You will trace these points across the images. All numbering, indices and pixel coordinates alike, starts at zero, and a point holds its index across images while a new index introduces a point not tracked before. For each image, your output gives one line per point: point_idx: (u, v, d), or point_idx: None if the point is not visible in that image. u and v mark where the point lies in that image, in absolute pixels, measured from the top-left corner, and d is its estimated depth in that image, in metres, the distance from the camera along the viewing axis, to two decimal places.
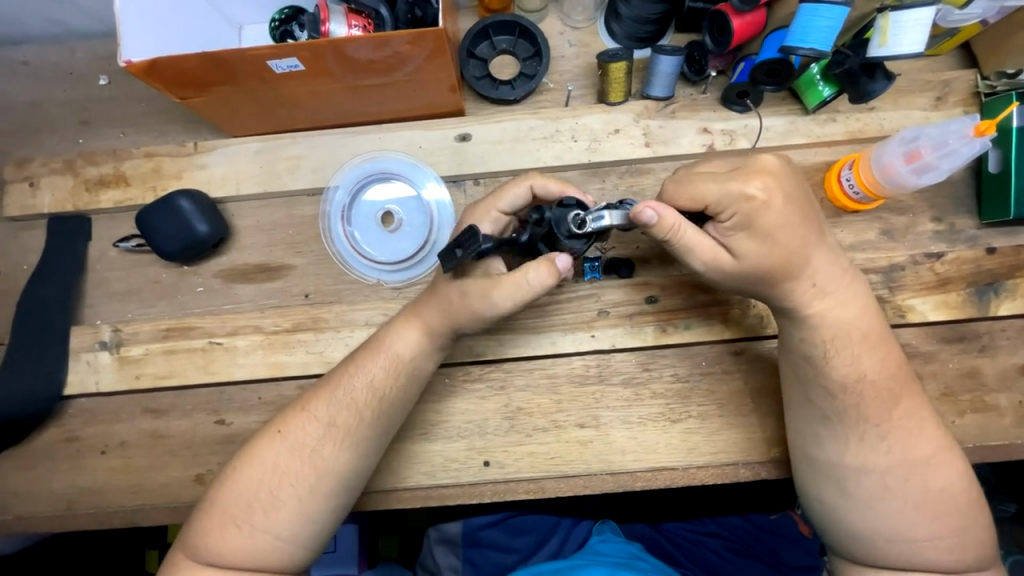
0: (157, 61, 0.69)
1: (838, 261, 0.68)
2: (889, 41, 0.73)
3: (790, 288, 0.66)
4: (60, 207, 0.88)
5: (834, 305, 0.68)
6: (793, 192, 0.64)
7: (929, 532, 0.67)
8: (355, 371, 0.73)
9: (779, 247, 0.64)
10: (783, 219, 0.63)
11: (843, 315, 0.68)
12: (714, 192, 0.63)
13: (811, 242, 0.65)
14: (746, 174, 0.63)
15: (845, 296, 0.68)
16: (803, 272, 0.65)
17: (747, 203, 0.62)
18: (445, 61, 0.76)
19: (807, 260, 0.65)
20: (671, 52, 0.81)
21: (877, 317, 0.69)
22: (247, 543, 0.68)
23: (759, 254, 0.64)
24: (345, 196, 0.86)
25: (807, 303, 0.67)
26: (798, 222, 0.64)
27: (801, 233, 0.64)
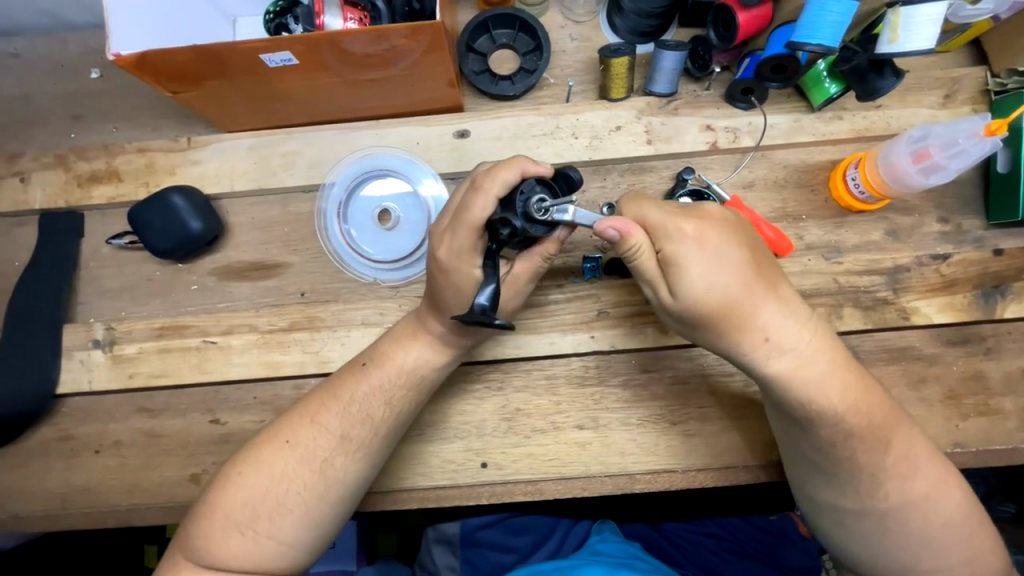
0: (148, 54, 0.67)
1: (793, 314, 0.63)
2: (900, 37, 0.71)
3: (735, 339, 0.63)
4: (52, 202, 0.86)
5: (797, 361, 0.63)
6: (732, 237, 0.62)
7: (936, 540, 0.66)
8: (369, 384, 0.72)
9: (716, 289, 0.60)
10: (720, 262, 0.61)
11: (808, 373, 0.63)
12: (654, 226, 0.62)
13: (754, 292, 0.62)
14: (686, 214, 0.63)
15: (807, 350, 0.63)
16: (748, 325, 0.62)
17: (676, 238, 0.61)
18: (443, 56, 0.75)
19: (748, 314, 0.62)
20: (675, 47, 0.78)
21: (849, 370, 0.65)
22: (250, 549, 0.67)
23: (696, 295, 0.61)
24: (341, 193, 0.85)
25: (763, 361, 0.63)
26: (742, 269, 0.61)
27: (740, 277, 0.61)
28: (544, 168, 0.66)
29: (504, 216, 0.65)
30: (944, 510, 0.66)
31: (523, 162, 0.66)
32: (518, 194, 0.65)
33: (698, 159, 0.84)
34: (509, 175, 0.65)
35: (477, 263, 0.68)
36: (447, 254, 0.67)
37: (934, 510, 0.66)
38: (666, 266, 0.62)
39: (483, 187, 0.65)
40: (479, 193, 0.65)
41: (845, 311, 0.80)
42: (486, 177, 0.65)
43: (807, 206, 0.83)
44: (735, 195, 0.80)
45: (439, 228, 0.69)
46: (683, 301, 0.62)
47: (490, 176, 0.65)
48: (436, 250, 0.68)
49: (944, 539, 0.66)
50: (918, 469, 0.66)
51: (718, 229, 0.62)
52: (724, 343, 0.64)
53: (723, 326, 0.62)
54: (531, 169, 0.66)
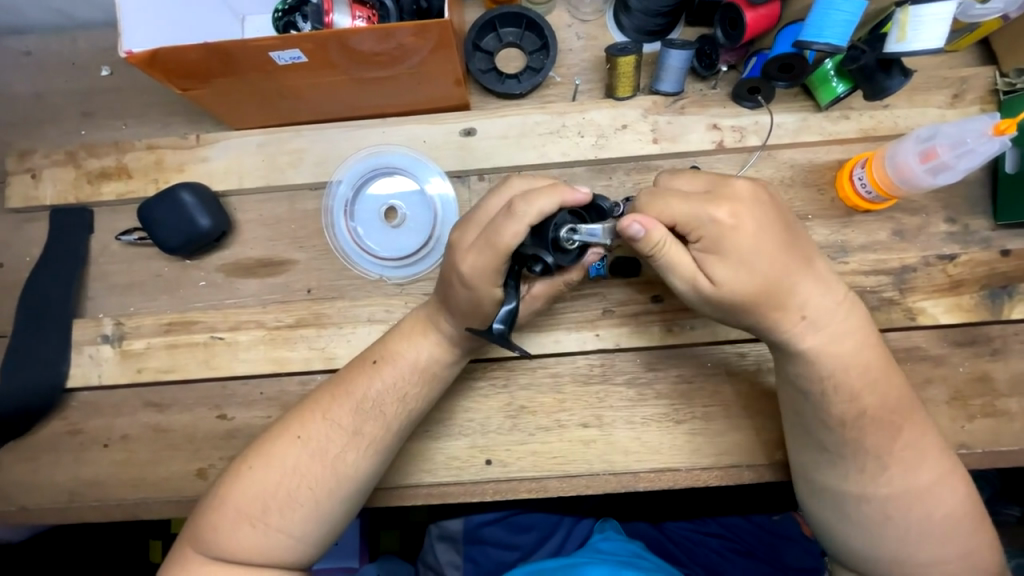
0: (159, 51, 0.68)
1: (830, 291, 0.64)
2: (908, 37, 0.71)
3: (777, 319, 0.63)
4: (62, 199, 0.87)
5: (830, 338, 0.64)
6: (763, 218, 0.61)
7: (930, 539, 0.66)
8: (381, 381, 0.72)
9: (759, 272, 0.61)
10: (753, 246, 0.60)
11: (838, 349, 0.64)
12: (686, 218, 0.61)
13: (792, 270, 0.62)
14: (717, 198, 0.61)
15: (840, 327, 0.64)
16: (789, 299, 0.62)
17: (714, 227, 0.60)
18: (450, 54, 0.75)
19: (791, 288, 0.62)
20: (682, 46, 0.79)
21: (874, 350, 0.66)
22: (260, 542, 0.68)
23: (736, 282, 0.61)
24: (348, 190, 0.85)
25: (799, 338, 0.63)
26: (774, 250, 0.61)
27: (779, 259, 0.61)
28: (581, 195, 0.64)
29: (535, 250, 0.63)
30: (950, 506, 0.66)
31: (561, 190, 0.63)
32: (550, 222, 0.63)
33: (704, 158, 0.84)
34: (546, 204, 0.62)
35: (497, 284, 0.66)
36: (469, 271, 0.65)
37: (934, 507, 0.66)
38: (706, 248, 0.61)
39: (518, 214, 0.62)
40: (512, 220, 0.62)
41: None
42: (522, 204, 0.62)
43: (814, 206, 0.83)
44: None
45: (463, 243, 0.66)
46: (729, 288, 0.61)
47: (525, 202, 0.62)
48: (459, 265, 0.66)
49: (945, 533, 0.66)
50: (920, 467, 0.66)
51: (751, 208, 0.61)
52: (761, 324, 0.64)
53: (767, 308, 0.62)
54: (570, 199, 0.63)
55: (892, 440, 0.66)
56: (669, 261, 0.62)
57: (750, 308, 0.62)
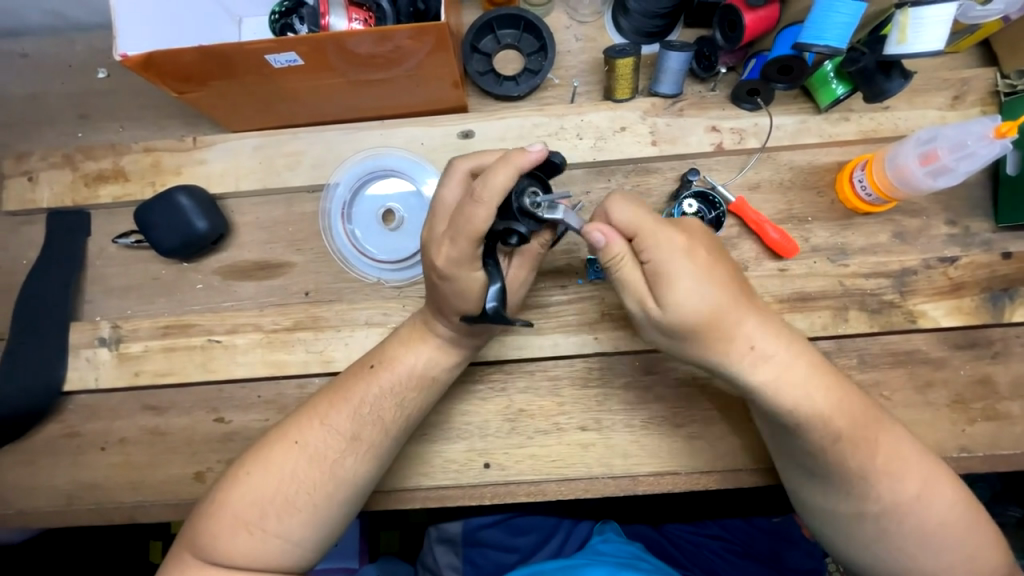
0: (154, 54, 0.68)
1: (773, 322, 0.63)
2: (909, 39, 0.70)
3: (722, 350, 0.62)
4: (59, 201, 0.87)
5: (780, 368, 0.62)
6: (710, 250, 0.64)
7: (935, 541, 0.66)
8: (379, 387, 0.72)
9: (705, 299, 0.60)
10: (704, 269, 0.61)
11: (790, 377, 0.62)
12: (640, 238, 0.62)
13: (740, 298, 0.62)
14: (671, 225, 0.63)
15: (788, 355, 0.62)
16: (735, 330, 0.61)
17: (666, 249, 0.61)
18: (447, 57, 0.75)
19: (738, 319, 0.61)
20: (681, 48, 0.78)
21: (827, 374, 0.64)
22: (257, 547, 0.68)
23: (687, 303, 0.60)
24: (346, 193, 0.85)
25: (748, 371, 0.62)
26: (723, 276, 0.62)
27: (729, 285, 0.62)
28: (535, 155, 0.62)
29: (506, 224, 0.64)
30: (954, 509, 0.66)
31: (514, 159, 0.61)
32: (513, 195, 0.63)
33: (703, 160, 0.83)
34: (504, 178, 0.61)
35: (478, 266, 0.65)
36: (444, 264, 0.65)
37: (936, 510, 0.66)
38: (654, 273, 0.61)
39: (483, 197, 0.61)
40: (479, 203, 0.61)
41: (851, 314, 0.79)
42: (484, 185, 0.61)
43: (813, 208, 0.82)
44: (740, 197, 0.81)
45: (434, 236, 0.66)
46: (673, 313, 0.61)
47: (485, 182, 0.61)
48: (433, 260, 0.66)
49: (947, 538, 0.66)
50: (921, 470, 0.66)
51: (700, 239, 0.64)
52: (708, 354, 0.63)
53: (711, 338, 0.62)
54: (527, 162, 0.62)
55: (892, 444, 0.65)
56: (623, 277, 0.63)
57: (694, 333, 0.62)
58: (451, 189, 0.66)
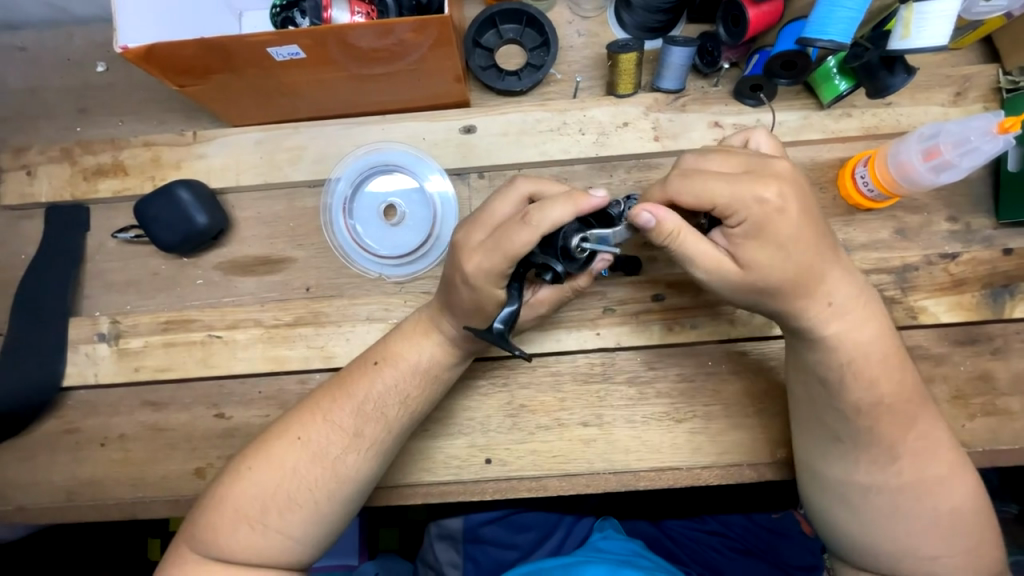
0: (154, 47, 0.67)
1: (853, 279, 0.63)
2: (911, 34, 0.71)
3: (803, 305, 0.61)
4: (57, 196, 0.86)
5: (850, 325, 0.63)
6: (806, 202, 0.58)
7: (935, 534, 0.66)
8: (381, 381, 0.72)
9: (793, 262, 0.59)
10: (797, 228, 0.58)
11: (859, 336, 0.63)
12: (723, 200, 0.58)
13: (827, 259, 0.60)
14: (761, 176, 0.58)
15: (862, 314, 0.63)
16: (814, 287, 0.61)
17: (760, 210, 0.57)
18: (450, 50, 0.74)
19: (819, 277, 0.60)
20: (684, 43, 0.78)
21: (892, 338, 0.65)
22: (260, 542, 0.67)
23: (773, 265, 0.59)
24: (347, 187, 0.84)
25: (824, 324, 0.62)
26: (813, 235, 0.59)
27: (816, 246, 0.59)
28: (597, 201, 0.60)
29: (545, 259, 0.63)
30: (954, 502, 0.66)
31: (578, 198, 0.59)
32: (563, 230, 0.62)
33: None
34: (561, 213, 0.59)
35: (501, 286, 0.65)
36: (474, 272, 0.64)
37: (934, 507, 0.66)
38: (737, 235, 0.59)
39: (533, 225, 0.59)
40: (527, 228, 0.60)
41: None
42: (538, 214, 0.59)
43: (815, 204, 0.82)
44: None
45: (469, 244, 0.65)
46: (750, 277, 0.60)
47: (541, 211, 0.59)
48: (463, 267, 0.64)
49: (947, 533, 0.66)
50: (926, 460, 0.66)
51: (797, 188, 0.59)
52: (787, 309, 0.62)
53: (796, 297, 0.61)
54: (587, 204, 0.60)
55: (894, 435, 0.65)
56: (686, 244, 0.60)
57: (774, 293, 0.61)
58: (503, 203, 0.66)
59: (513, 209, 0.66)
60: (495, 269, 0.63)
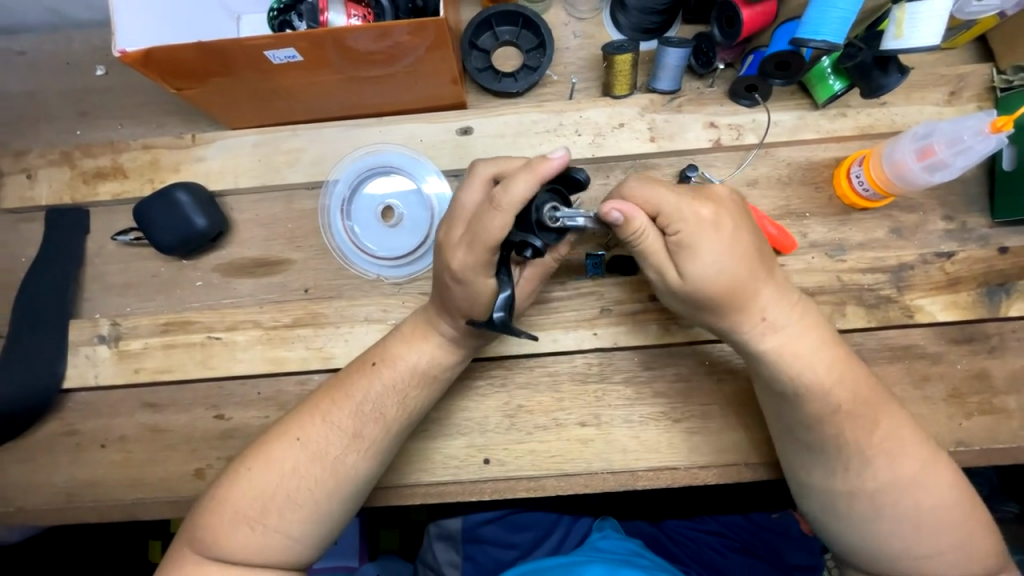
0: (152, 50, 0.68)
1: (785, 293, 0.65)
2: (905, 34, 0.72)
3: (737, 316, 0.64)
4: (58, 199, 0.87)
5: (787, 338, 0.65)
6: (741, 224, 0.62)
7: (936, 534, 0.66)
8: (379, 382, 0.72)
9: (728, 271, 0.61)
10: (731, 244, 0.61)
11: (797, 348, 0.65)
12: (664, 210, 0.60)
13: (761, 274, 0.63)
14: (699, 197, 0.62)
15: (797, 327, 0.65)
16: (753, 301, 0.63)
17: (694, 224, 0.60)
18: (446, 53, 0.75)
19: (756, 293, 0.63)
20: (679, 44, 0.78)
21: (836, 348, 0.67)
22: (259, 542, 0.68)
23: (708, 277, 0.61)
24: (345, 190, 0.85)
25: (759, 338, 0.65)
26: (745, 252, 0.62)
27: (750, 261, 0.62)
28: (558, 161, 0.60)
29: (523, 236, 0.63)
30: (949, 502, 0.66)
31: (538, 167, 0.60)
32: (531, 207, 0.63)
33: (702, 157, 0.83)
34: (524, 187, 0.59)
35: (490, 274, 0.65)
36: (459, 268, 0.65)
37: (930, 507, 0.66)
38: (678, 245, 0.61)
39: (503, 205, 0.60)
40: (498, 211, 0.60)
41: (848, 309, 0.80)
42: (503, 194, 0.60)
43: (811, 204, 0.82)
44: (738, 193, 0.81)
45: (451, 239, 0.65)
46: (692, 286, 0.61)
47: (506, 191, 0.60)
48: (448, 262, 0.65)
49: (943, 533, 0.66)
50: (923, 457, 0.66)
51: (730, 212, 0.62)
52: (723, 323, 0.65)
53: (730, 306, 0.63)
54: (547, 169, 0.60)
55: (885, 430, 0.66)
56: None
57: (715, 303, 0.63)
58: (472, 191, 0.66)
59: (482, 194, 0.66)
60: (481, 262, 0.63)
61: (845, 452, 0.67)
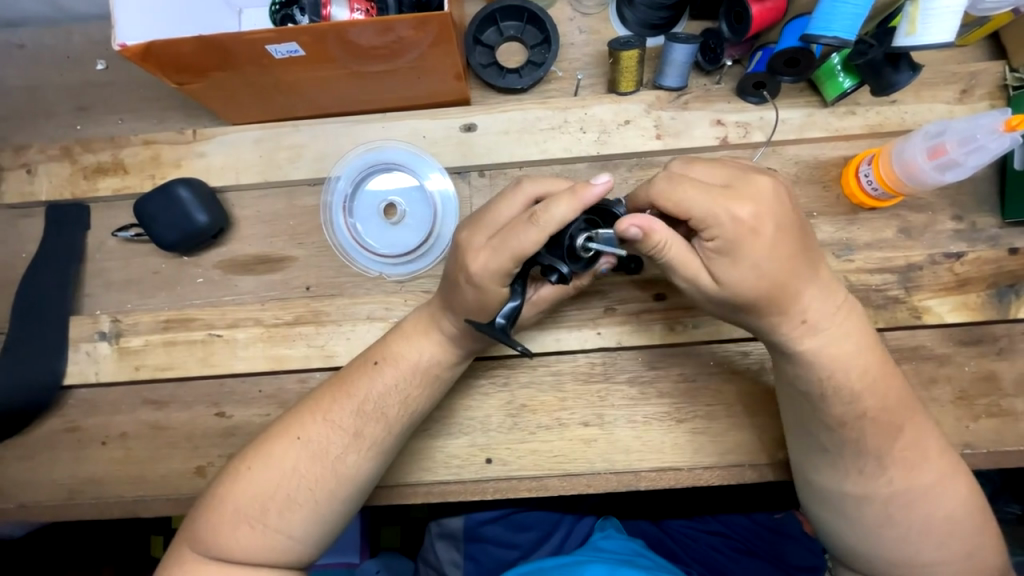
0: (153, 44, 0.67)
1: (831, 294, 0.62)
2: (918, 30, 0.70)
3: (777, 320, 0.62)
4: (58, 194, 0.86)
5: (829, 339, 0.63)
6: (783, 220, 0.59)
7: (943, 538, 0.66)
8: (382, 382, 0.72)
9: (768, 277, 0.59)
10: (771, 248, 0.58)
11: (836, 350, 0.63)
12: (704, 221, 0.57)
13: (801, 274, 0.60)
14: (738, 196, 0.58)
15: (841, 329, 0.63)
16: (798, 300, 0.61)
17: (732, 228, 0.57)
18: (450, 48, 0.74)
19: (797, 297, 0.61)
20: (686, 40, 0.78)
21: (874, 350, 0.65)
22: (261, 542, 0.67)
23: (747, 282, 0.59)
24: (347, 186, 0.84)
25: (796, 339, 0.62)
26: (787, 252, 0.59)
27: (790, 264, 0.59)
28: (600, 190, 0.59)
29: (552, 259, 0.61)
30: (953, 506, 0.66)
31: (580, 193, 0.59)
32: (567, 230, 0.61)
33: (708, 154, 0.82)
34: (564, 211, 0.58)
35: (505, 283, 0.64)
36: (478, 272, 0.64)
37: (935, 509, 0.66)
38: (716, 251, 0.59)
39: (540, 224, 0.59)
40: (534, 228, 0.59)
41: None
42: (544, 213, 0.59)
43: (819, 202, 0.81)
44: None
45: (472, 246, 0.64)
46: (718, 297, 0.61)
47: (546, 211, 0.59)
48: None
49: (947, 536, 0.66)
50: (928, 463, 0.66)
51: (773, 211, 0.58)
52: (761, 324, 0.63)
53: (772, 309, 0.61)
54: (590, 194, 0.58)
55: (901, 437, 0.65)
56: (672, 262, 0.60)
57: (751, 308, 0.61)
58: (510, 205, 0.65)
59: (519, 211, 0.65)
60: (502, 269, 0.62)
61: (852, 458, 0.66)
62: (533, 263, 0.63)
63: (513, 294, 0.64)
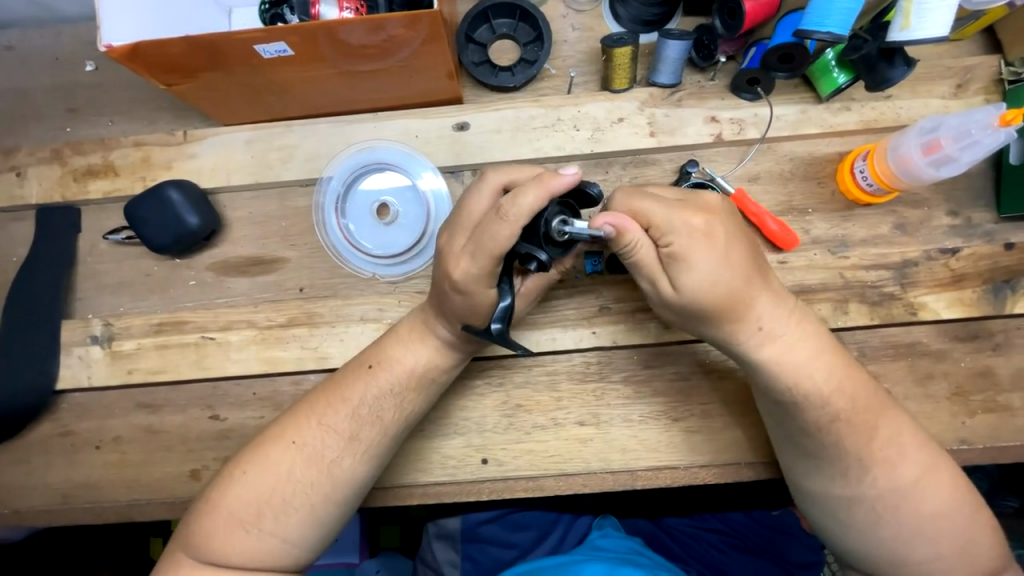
0: (140, 45, 0.66)
1: (782, 302, 0.64)
2: (912, 25, 0.69)
3: (735, 329, 0.62)
4: (48, 197, 0.86)
5: (785, 348, 0.64)
6: (734, 231, 0.60)
7: (941, 536, 0.65)
8: (376, 384, 0.71)
9: (724, 284, 0.59)
10: (725, 256, 0.59)
11: (794, 358, 0.63)
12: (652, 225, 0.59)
13: (754, 284, 0.61)
14: (690, 207, 0.60)
15: (794, 337, 0.64)
16: (752, 309, 0.62)
17: (686, 236, 0.58)
18: (441, 46, 0.73)
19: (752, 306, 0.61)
20: (679, 37, 0.77)
21: (836, 355, 0.65)
22: (255, 546, 0.67)
23: (704, 289, 0.59)
24: (339, 187, 0.83)
25: (753, 348, 0.63)
26: (740, 261, 0.60)
27: (743, 273, 0.60)
28: (570, 179, 0.58)
29: (529, 251, 0.61)
30: (948, 503, 0.65)
31: (547, 181, 0.58)
32: (539, 217, 0.60)
33: (702, 151, 0.82)
34: (533, 199, 0.58)
35: (492, 284, 0.64)
36: (462, 278, 0.63)
37: (932, 507, 0.65)
38: (672, 256, 0.59)
39: (510, 217, 0.58)
40: (506, 222, 0.59)
41: (851, 306, 0.78)
42: (512, 204, 0.58)
43: (813, 199, 0.81)
44: (740, 189, 0.80)
45: (459, 248, 0.63)
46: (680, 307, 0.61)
47: (514, 202, 0.58)
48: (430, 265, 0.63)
49: (945, 534, 0.65)
50: (924, 461, 0.65)
51: (724, 222, 0.60)
52: (719, 333, 0.63)
53: (728, 318, 0.61)
54: (558, 184, 0.58)
55: (896, 435, 0.65)
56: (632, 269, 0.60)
57: (708, 317, 0.61)
58: (480, 198, 0.63)
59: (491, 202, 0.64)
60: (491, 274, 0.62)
61: (849, 458, 0.66)
62: (513, 256, 0.63)
63: (500, 290, 0.64)
